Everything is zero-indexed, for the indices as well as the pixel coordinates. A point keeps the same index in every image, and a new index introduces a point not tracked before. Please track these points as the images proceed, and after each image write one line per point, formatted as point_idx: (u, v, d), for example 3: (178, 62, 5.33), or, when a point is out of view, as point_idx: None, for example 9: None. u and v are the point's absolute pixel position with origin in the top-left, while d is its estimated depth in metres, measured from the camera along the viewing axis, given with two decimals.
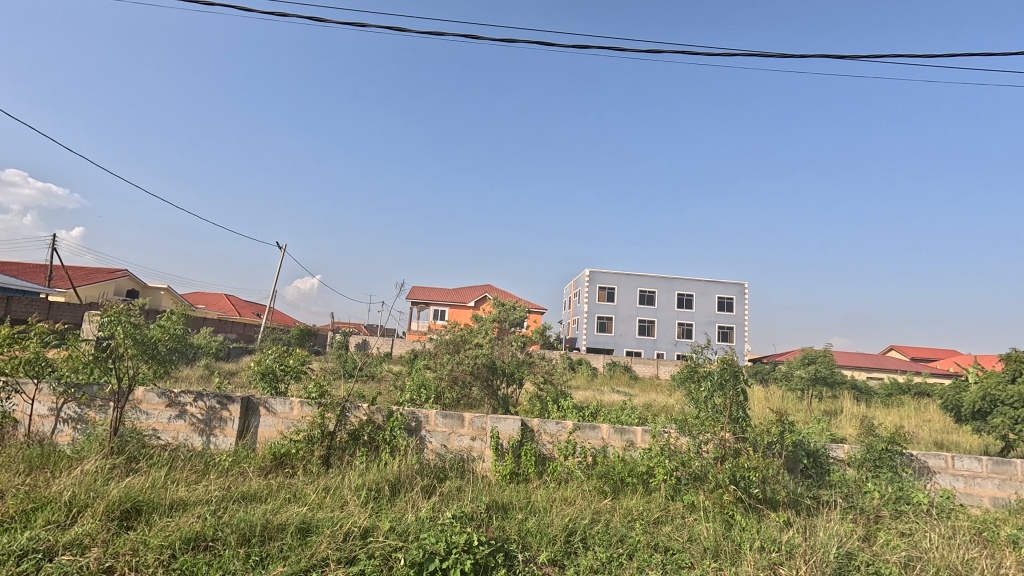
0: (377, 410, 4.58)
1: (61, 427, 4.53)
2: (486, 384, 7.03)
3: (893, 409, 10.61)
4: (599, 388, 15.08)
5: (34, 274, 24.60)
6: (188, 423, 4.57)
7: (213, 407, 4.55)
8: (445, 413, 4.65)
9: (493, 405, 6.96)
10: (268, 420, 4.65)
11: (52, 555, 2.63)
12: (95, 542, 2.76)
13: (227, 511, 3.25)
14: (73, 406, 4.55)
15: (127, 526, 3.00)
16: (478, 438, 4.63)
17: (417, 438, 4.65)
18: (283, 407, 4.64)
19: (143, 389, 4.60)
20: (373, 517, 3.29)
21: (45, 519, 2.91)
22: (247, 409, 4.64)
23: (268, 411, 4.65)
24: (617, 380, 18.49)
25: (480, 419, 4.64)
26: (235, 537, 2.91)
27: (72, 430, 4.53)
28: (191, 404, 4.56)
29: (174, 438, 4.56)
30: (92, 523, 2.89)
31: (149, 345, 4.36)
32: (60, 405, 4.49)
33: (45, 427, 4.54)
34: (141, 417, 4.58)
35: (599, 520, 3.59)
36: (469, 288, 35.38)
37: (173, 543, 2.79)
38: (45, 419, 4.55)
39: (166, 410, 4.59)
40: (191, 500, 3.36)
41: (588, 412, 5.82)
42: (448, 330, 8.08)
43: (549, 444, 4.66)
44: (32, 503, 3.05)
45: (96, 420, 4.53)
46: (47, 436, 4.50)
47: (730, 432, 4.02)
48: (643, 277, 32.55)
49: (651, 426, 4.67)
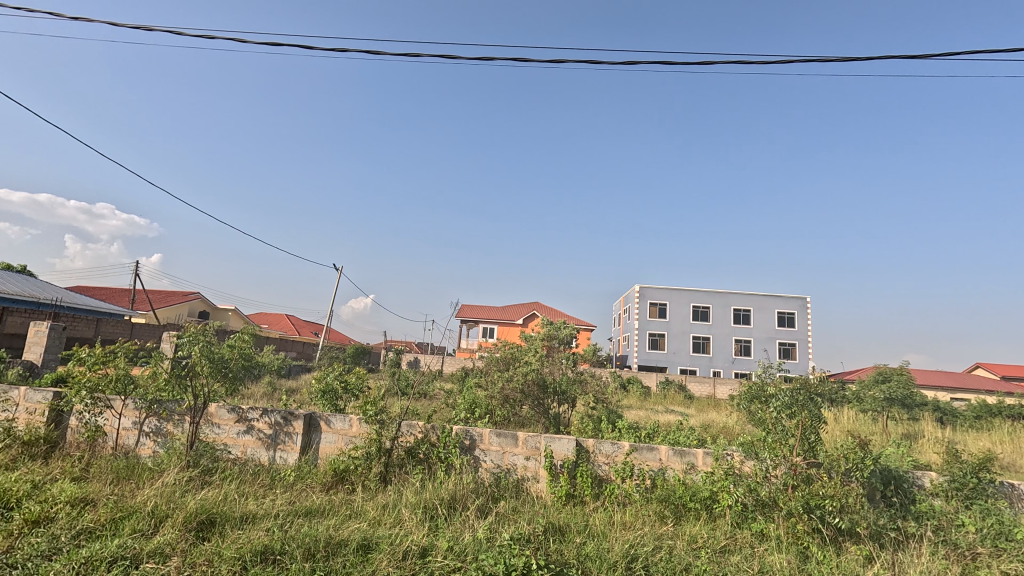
0: (432, 428, 4.63)
1: (142, 440, 4.80)
2: (538, 403, 6.97)
3: (983, 433, 9.72)
4: (651, 406, 14.65)
5: (120, 297, 26.94)
6: (255, 438, 4.77)
7: (278, 424, 4.73)
8: (499, 431, 4.63)
9: (545, 423, 6.91)
10: (329, 436, 4.79)
11: (138, 562, 2.80)
12: (174, 551, 2.92)
13: (292, 526, 3.36)
14: (154, 420, 4.81)
15: (204, 537, 3.16)
16: (532, 458, 4.57)
17: (471, 457, 4.65)
18: (342, 424, 4.76)
19: (216, 405, 4.85)
20: (431, 535, 3.31)
21: (132, 528, 3.11)
22: (309, 425, 4.80)
23: (329, 427, 4.80)
24: (672, 399, 17.87)
25: (535, 439, 4.57)
26: (301, 551, 3.00)
27: (152, 443, 4.78)
28: (259, 420, 4.76)
29: (243, 453, 4.75)
30: (173, 533, 3.06)
31: (223, 363, 4.65)
32: (143, 419, 4.77)
33: (129, 439, 4.82)
34: (214, 431, 4.83)
35: (661, 547, 3.45)
36: (517, 306, 35.56)
37: (244, 556, 2.90)
38: (130, 433, 4.83)
39: (235, 426, 4.82)
40: (260, 513, 3.50)
41: (644, 433, 5.65)
42: (498, 347, 8.10)
43: (605, 465, 4.52)
44: (119, 513, 3.28)
45: (175, 434, 4.77)
46: (132, 449, 4.78)
47: (801, 456, 3.80)
48: (696, 292, 31.62)
49: (713, 448, 4.46)
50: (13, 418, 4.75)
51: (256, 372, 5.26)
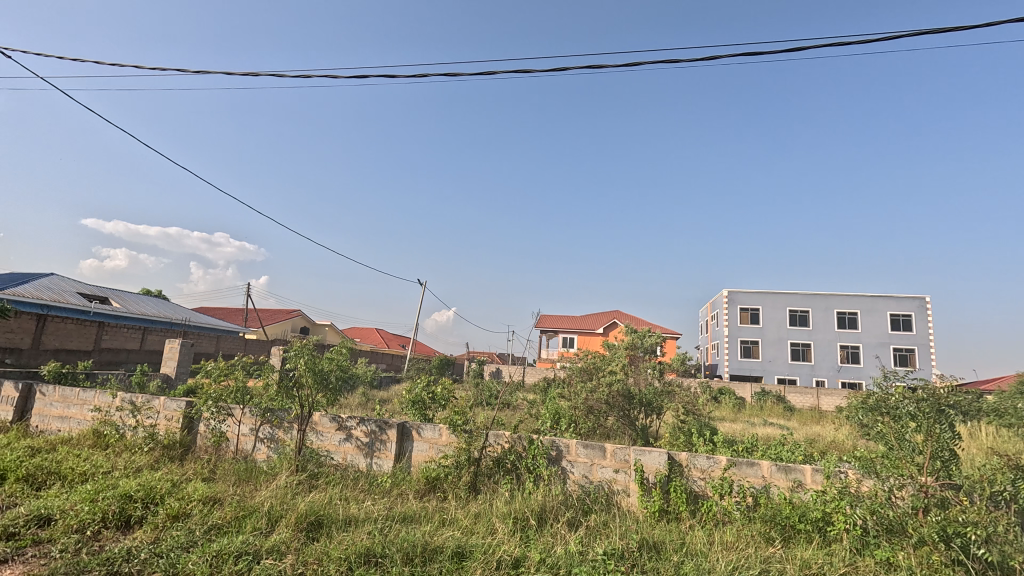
0: (518, 438, 4.66)
1: (258, 446, 5.21)
2: (624, 414, 6.77)
3: None
4: (747, 418, 13.72)
5: (235, 316, 30.01)
6: (354, 445, 5.05)
7: (374, 432, 4.99)
8: (586, 443, 4.56)
9: (632, 436, 6.70)
10: (421, 444, 4.98)
11: (259, 558, 3.06)
12: (289, 549, 3.17)
13: (391, 530, 3.53)
14: (268, 427, 5.22)
15: (313, 537, 3.41)
16: (622, 471, 4.44)
17: (558, 468, 4.62)
18: (433, 433, 4.93)
19: (319, 414, 5.19)
20: (523, 546, 3.32)
21: (252, 526, 3.42)
22: (402, 434, 5.02)
23: (420, 436, 4.99)
24: (769, 411, 16.63)
25: (624, 451, 4.45)
26: (401, 555, 3.13)
27: (266, 449, 5.18)
28: (357, 428, 5.05)
29: (343, 459, 5.05)
30: (287, 533, 3.32)
31: (324, 375, 5.00)
32: (258, 426, 5.19)
33: (247, 445, 5.25)
34: (318, 438, 5.16)
35: (768, 571, 3.20)
36: (597, 315, 35.02)
37: (349, 557, 3.08)
38: (247, 439, 5.26)
39: (336, 433, 5.13)
40: (362, 517, 3.71)
41: (741, 447, 5.30)
42: (581, 357, 8.00)
43: (700, 480, 4.29)
44: (242, 511, 3.62)
45: (285, 440, 5.15)
46: (249, 454, 5.21)
47: (930, 476, 3.40)
48: (792, 296, 29.33)
49: (823, 465, 4.09)
50: (154, 424, 5.38)
51: (353, 383, 5.59)
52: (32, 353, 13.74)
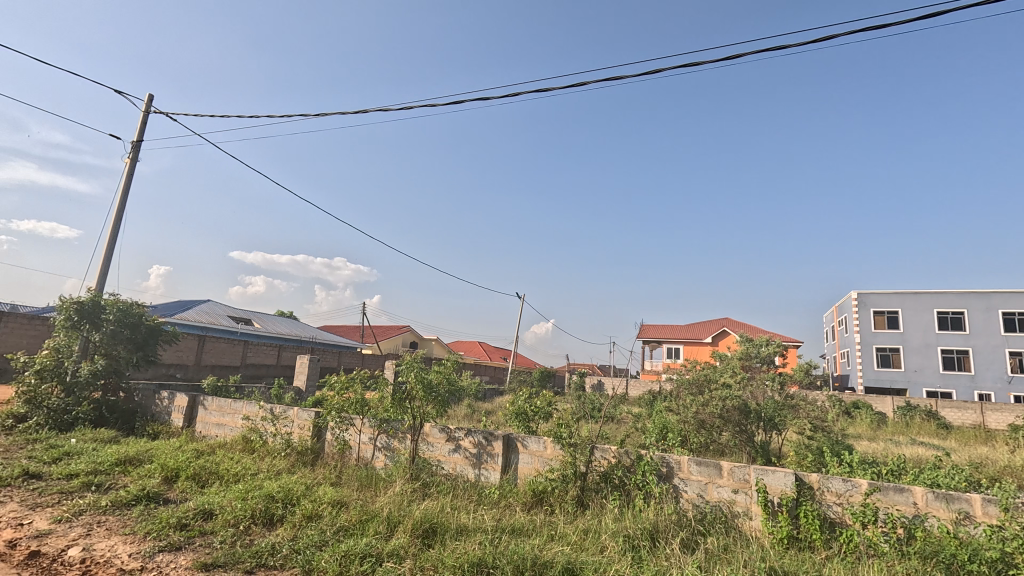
0: (625, 453, 4.52)
1: (376, 454, 5.57)
2: (740, 430, 6.27)
3: None
4: (890, 437, 12.06)
5: (354, 333, 32.73)
6: (463, 456, 5.22)
7: (481, 443, 5.12)
8: (700, 460, 4.29)
9: (750, 454, 6.20)
10: (526, 457, 5.01)
11: (381, 560, 3.26)
12: (407, 554, 3.34)
13: (501, 541, 3.59)
14: (384, 437, 5.57)
15: (428, 544, 3.57)
16: (741, 492, 4.11)
17: (670, 485, 4.38)
18: (537, 446, 4.95)
19: (430, 425, 5.42)
20: (635, 567, 3.19)
21: (375, 530, 3.66)
22: (508, 446, 5.09)
23: (525, 448, 5.03)
24: (919, 429, 14.45)
25: (742, 470, 4.12)
26: (511, 567, 3.16)
27: (384, 457, 5.52)
28: (465, 439, 5.22)
29: (453, 469, 5.24)
30: (405, 538, 3.51)
31: (432, 387, 5.24)
32: (376, 436, 5.56)
33: (367, 453, 5.64)
34: (430, 449, 5.39)
35: None
36: (704, 323, 33.07)
37: (462, 565, 3.17)
38: (367, 447, 5.65)
39: (446, 444, 5.33)
40: (472, 526, 3.81)
41: (885, 469, 4.65)
42: (688, 368, 7.60)
43: (837, 506, 3.83)
44: (365, 515, 3.89)
45: (399, 449, 5.45)
46: (369, 461, 5.58)
47: None
48: (942, 295, 25.37)
49: (997, 494, 3.46)
50: (290, 431, 5.99)
51: (460, 395, 5.80)
52: (195, 369, 16.09)
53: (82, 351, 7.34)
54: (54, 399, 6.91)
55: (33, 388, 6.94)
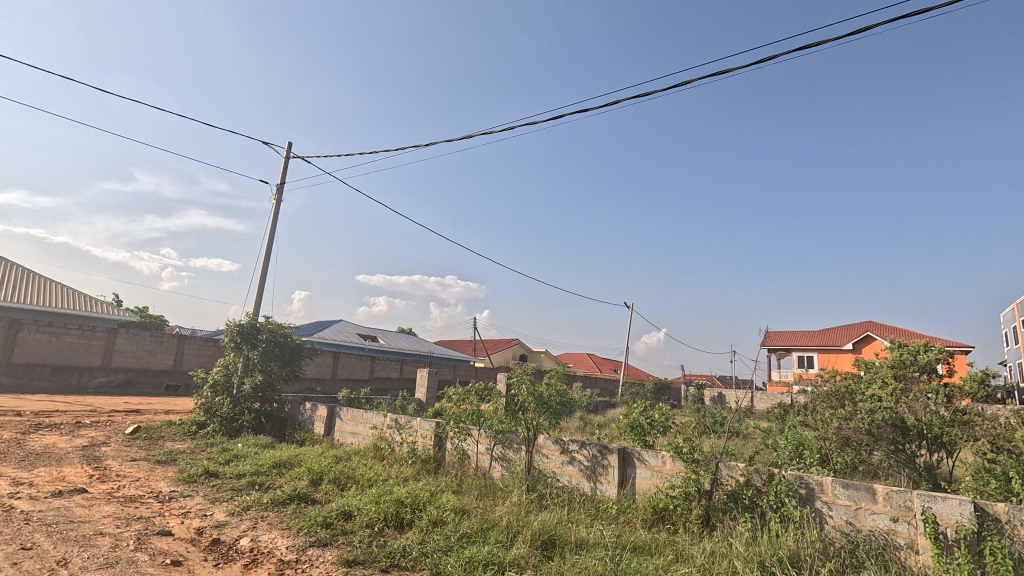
0: (755, 471, 4.16)
1: (493, 464, 5.70)
2: (897, 449, 5.45)
3: None
4: None
5: (466, 347, 34.13)
6: (578, 468, 5.16)
7: (596, 456, 5.03)
8: (847, 482, 3.81)
9: (912, 478, 5.35)
10: (644, 472, 4.81)
11: (503, 569, 3.33)
12: (528, 565, 3.38)
13: (622, 559, 3.47)
14: (500, 448, 5.70)
15: (548, 556, 3.58)
16: (902, 521, 3.58)
17: (812, 510, 3.95)
18: (656, 460, 4.73)
19: (543, 436, 5.44)
20: None
21: (496, 538, 3.76)
22: (624, 460, 4.94)
23: (642, 463, 4.83)
24: None
25: (902, 496, 3.59)
26: None
27: (500, 467, 5.64)
28: (579, 451, 5.17)
29: (569, 482, 5.19)
30: (525, 548, 3.56)
31: (544, 400, 5.30)
32: (492, 446, 5.71)
33: (484, 462, 5.80)
34: (544, 460, 5.40)
35: None
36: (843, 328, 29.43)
37: None
38: (484, 457, 5.82)
39: (560, 456, 5.31)
40: (592, 541, 3.75)
41: None
42: (826, 378, 6.81)
43: None
44: (486, 524, 4.01)
45: (515, 460, 5.54)
46: (487, 470, 5.73)
47: None
48: None
49: None
50: (414, 440, 6.40)
51: (573, 408, 5.76)
52: (332, 383, 17.88)
53: (244, 368, 8.55)
54: (225, 408, 8.10)
55: (210, 399, 8.21)
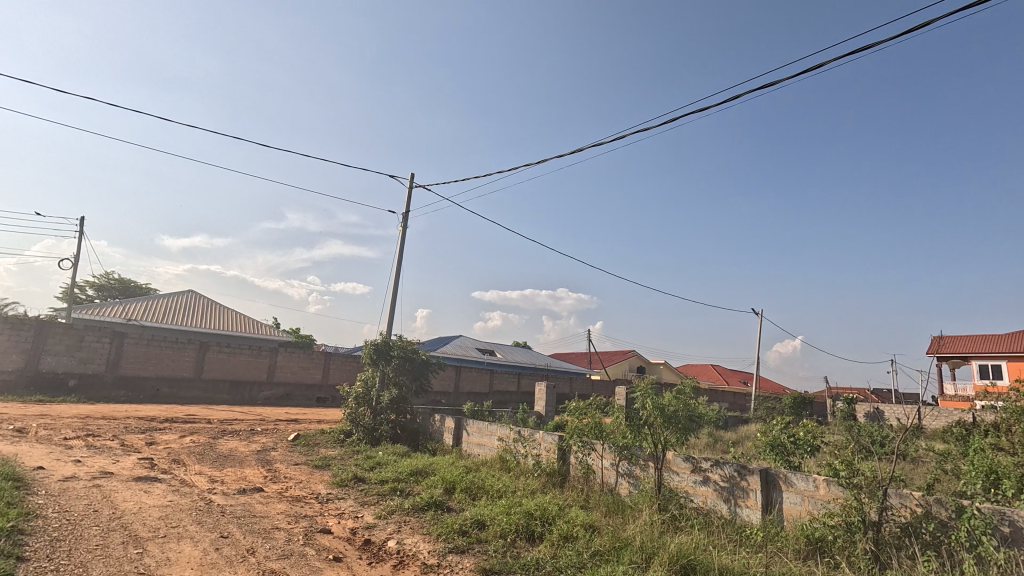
0: (934, 502, 3.66)
1: (620, 480, 5.55)
2: None
3: None
4: None
5: (582, 360, 33.83)
6: (714, 489, 4.83)
7: (734, 477, 4.67)
8: None
9: None
10: (793, 496, 4.36)
11: None
12: None
13: None
14: (626, 463, 5.53)
15: None
16: None
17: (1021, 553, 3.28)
18: (806, 484, 4.26)
19: (673, 453, 5.19)
20: None
21: (630, 558, 3.64)
22: (767, 482, 4.52)
23: (790, 486, 4.37)
24: None
25: None
26: None
27: (627, 483, 5.47)
28: (714, 470, 4.84)
29: (704, 503, 4.87)
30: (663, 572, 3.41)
31: (671, 415, 4.98)
32: (618, 462, 5.56)
33: (610, 478, 5.66)
34: (675, 478, 5.14)
35: None
36: None
37: None
38: (610, 472, 5.68)
39: (693, 475, 5.02)
40: (737, 569, 3.49)
41: None
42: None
43: None
44: (618, 542, 3.91)
45: (643, 477, 5.33)
46: (614, 487, 5.59)
47: None
48: None
49: None
50: (538, 453, 6.47)
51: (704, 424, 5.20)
52: (455, 396, 18.82)
53: (381, 382, 9.34)
54: (367, 419, 8.92)
55: (354, 411, 9.10)
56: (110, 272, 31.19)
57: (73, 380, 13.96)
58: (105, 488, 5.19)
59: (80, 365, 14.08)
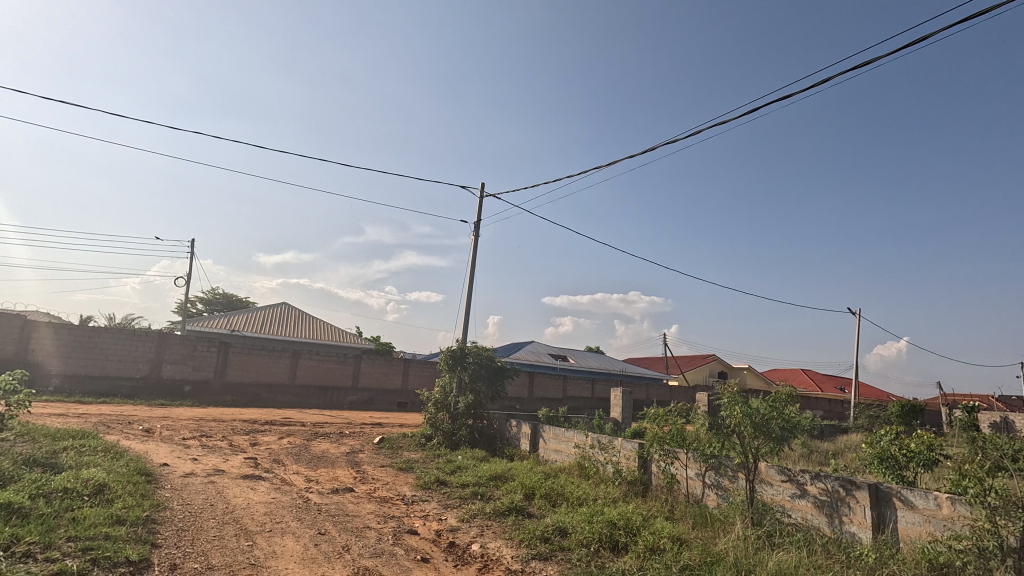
0: None
1: (707, 492, 5.30)
2: None
3: None
4: None
5: (658, 365, 32.73)
6: (814, 504, 4.48)
7: (838, 491, 4.31)
8: None
9: None
10: (910, 516, 3.93)
11: None
12: None
13: None
14: (713, 474, 5.29)
15: None
16: None
17: None
18: (926, 503, 3.84)
19: (765, 465, 4.91)
20: None
21: None
22: (878, 499, 4.12)
23: (906, 505, 3.96)
24: None
25: None
26: None
27: (716, 495, 5.21)
28: (814, 484, 4.50)
29: (804, 519, 4.53)
30: None
31: (764, 423, 4.65)
32: (704, 472, 5.32)
33: (697, 489, 5.42)
34: (769, 491, 4.85)
35: None
36: None
37: None
38: (696, 483, 5.45)
39: (790, 488, 4.69)
40: None
41: None
42: None
43: None
44: (709, 557, 3.72)
45: (733, 488, 5.05)
46: (701, 498, 5.34)
47: None
48: None
49: None
50: (618, 460, 6.33)
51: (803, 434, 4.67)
52: (529, 401, 18.90)
53: (458, 388, 9.57)
54: (446, 424, 9.18)
55: (434, 415, 9.39)
56: (215, 289, 34.56)
57: (188, 387, 15.57)
58: (218, 484, 5.72)
59: (193, 373, 15.67)
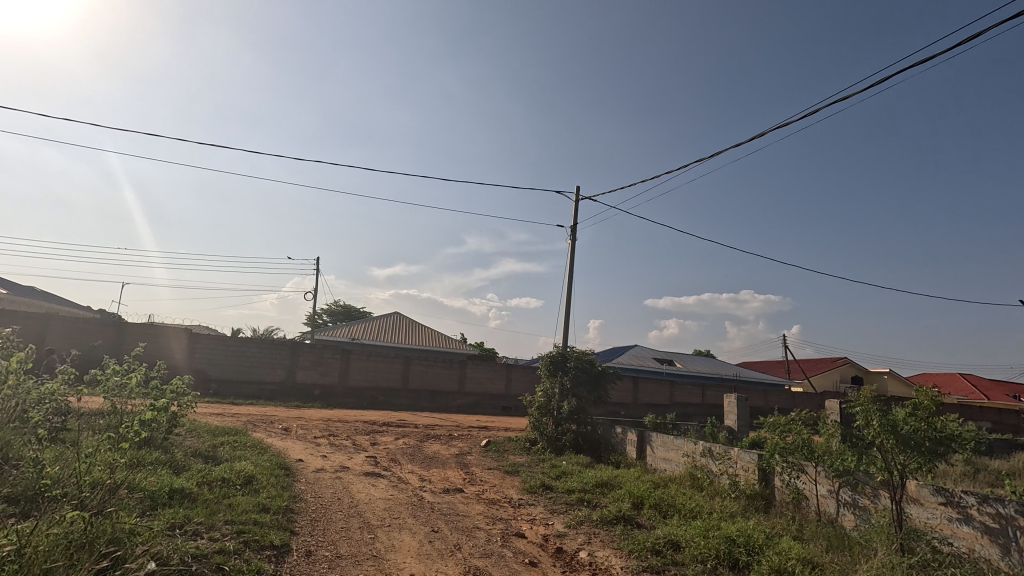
0: None
1: (842, 511, 4.74)
2: None
3: None
4: None
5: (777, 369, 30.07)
6: (983, 532, 3.81)
7: (1014, 519, 3.63)
8: None
9: None
10: None
11: None
12: None
13: None
14: (848, 491, 4.72)
15: None
16: None
17: None
18: None
19: (916, 484, 4.29)
20: None
21: None
22: None
23: None
24: None
25: None
26: None
27: (853, 516, 4.63)
28: (983, 508, 3.83)
29: (969, 549, 3.87)
30: None
31: (910, 436, 4.04)
32: (837, 489, 4.77)
33: (830, 507, 4.87)
34: (923, 515, 4.22)
35: None
36: None
37: None
38: (828, 501, 4.89)
39: (950, 512, 4.04)
40: None
41: None
42: None
43: None
44: None
45: (874, 509, 4.46)
46: (835, 518, 4.78)
47: None
48: None
49: None
50: (735, 472, 5.91)
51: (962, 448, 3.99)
52: (634, 407, 18.39)
53: (560, 393, 9.57)
54: (550, 428, 9.23)
55: (538, 420, 9.50)
56: (337, 302, 38.09)
57: (318, 389, 17.29)
58: (344, 479, 6.27)
59: (321, 377, 17.37)
